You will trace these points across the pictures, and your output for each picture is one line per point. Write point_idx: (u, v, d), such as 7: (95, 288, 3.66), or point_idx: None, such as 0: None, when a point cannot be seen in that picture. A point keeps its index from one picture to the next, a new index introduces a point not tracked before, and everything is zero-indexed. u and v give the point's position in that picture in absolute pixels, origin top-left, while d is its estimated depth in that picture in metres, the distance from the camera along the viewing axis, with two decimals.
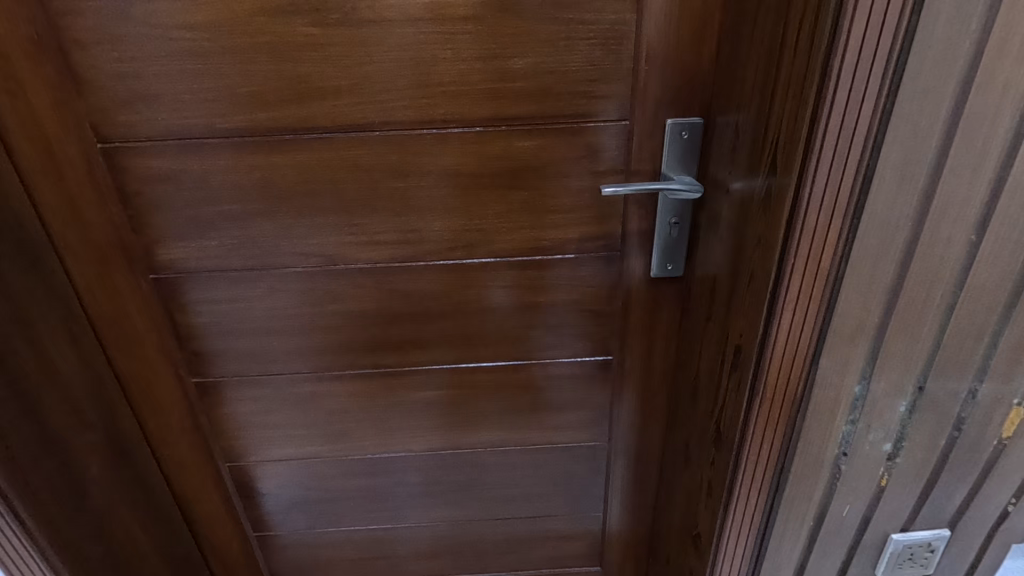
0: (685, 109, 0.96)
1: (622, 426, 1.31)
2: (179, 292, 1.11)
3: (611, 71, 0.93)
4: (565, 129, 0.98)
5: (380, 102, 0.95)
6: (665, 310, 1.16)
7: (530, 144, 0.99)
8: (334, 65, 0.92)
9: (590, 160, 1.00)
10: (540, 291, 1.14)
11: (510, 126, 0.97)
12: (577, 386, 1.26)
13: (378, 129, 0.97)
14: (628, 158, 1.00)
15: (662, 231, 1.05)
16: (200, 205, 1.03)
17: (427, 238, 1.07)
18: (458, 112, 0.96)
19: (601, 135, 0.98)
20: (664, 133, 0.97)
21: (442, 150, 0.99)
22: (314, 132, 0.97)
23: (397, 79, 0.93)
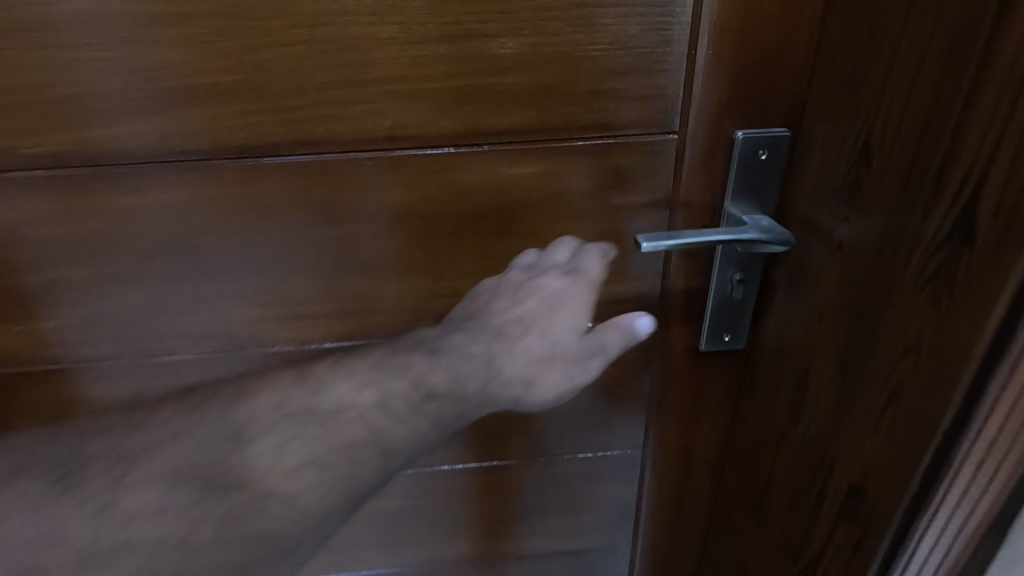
0: (766, 116, 0.62)
1: (650, 535, 0.98)
2: (7, 392, 0.75)
3: (652, 58, 0.60)
4: (581, 147, 0.64)
5: (290, 110, 0.60)
6: (715, 393, 0.83)
7: (527, 170, 0.65)
8: (209, 50, 0.57)
9: (617, 191, 0.67)
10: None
11: (496, 144, 0.63)
12: (591, 485, 0.94)
13: (290, 152, 0.62)
14: (673, 189, 0.67)
15: (724, 293, 0.72)
16: (17, 269, 0.66)
17: (376, 308, 0.72)
18: (413, 125, 0.61)
19: (634, 156, 0.65)
20: (730, 152, 0.64)
21: (393, 183, 0.64)
22: (187, 158, 0.62)
23: (313, 72, 0.58)
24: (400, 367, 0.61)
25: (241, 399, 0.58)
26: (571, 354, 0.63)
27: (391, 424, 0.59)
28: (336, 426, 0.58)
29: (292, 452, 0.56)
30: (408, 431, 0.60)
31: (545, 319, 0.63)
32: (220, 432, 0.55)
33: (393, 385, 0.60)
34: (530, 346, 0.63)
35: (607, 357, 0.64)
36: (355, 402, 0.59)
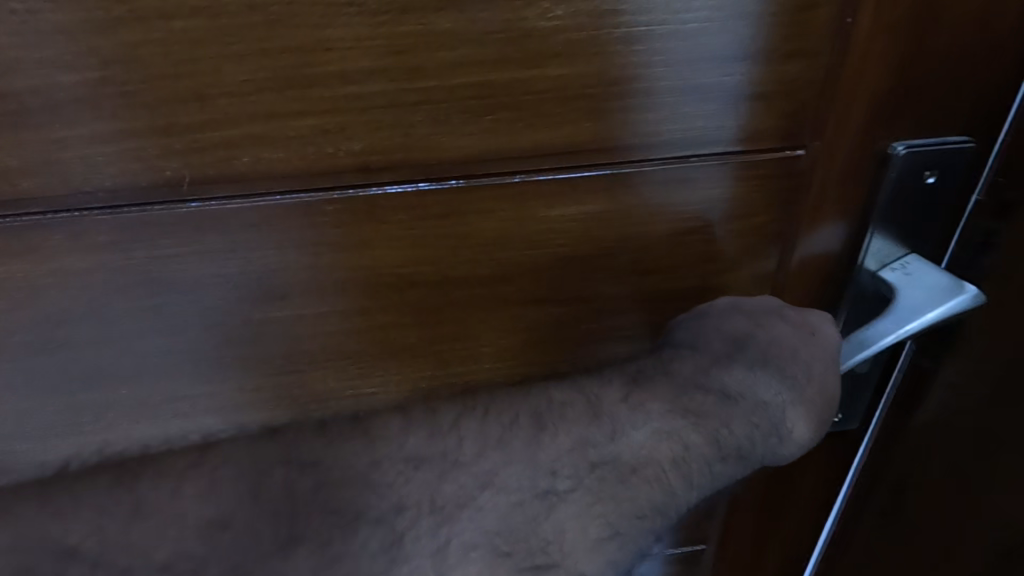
0: (939, 121, 0.42)
1: None
2: None
3: (783, 32, 0.37)
4: (662, 174, 0.41)
5: (194, 128, 0.36)
6: (810, 485, 0.60)
7: (579, 210, 0.42)
8: (35, 30, 0.33)
9: (706, 238, 0.44)
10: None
11: (535, 173, 0.40)
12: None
13: (195, 199, 0.38)
14: (790, 231, 0.45)
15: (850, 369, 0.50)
16: None
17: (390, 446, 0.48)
18: (402, 148, 0.38)
19: (739, 185, 0.42)
20: (884, 172, 0.43)
21: (370, 237, 0.41)
22: (26, 209, 0.37)
23: (227, 64, 0.34)
24: (701, 407, 0.44)
25: (539, 439, 0.42)
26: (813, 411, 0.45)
27: (675, 492, 0.44)
28: (609, 484, 0.43)
29: (578, 514, 0.42)
30: (683, 494, 0.45)
31: (825, 377, 0.45)
32: (522, 435, 0.42)
33: (693, 438, 0.44)
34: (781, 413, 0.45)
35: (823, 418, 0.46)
36: (656, 452, 0.44)
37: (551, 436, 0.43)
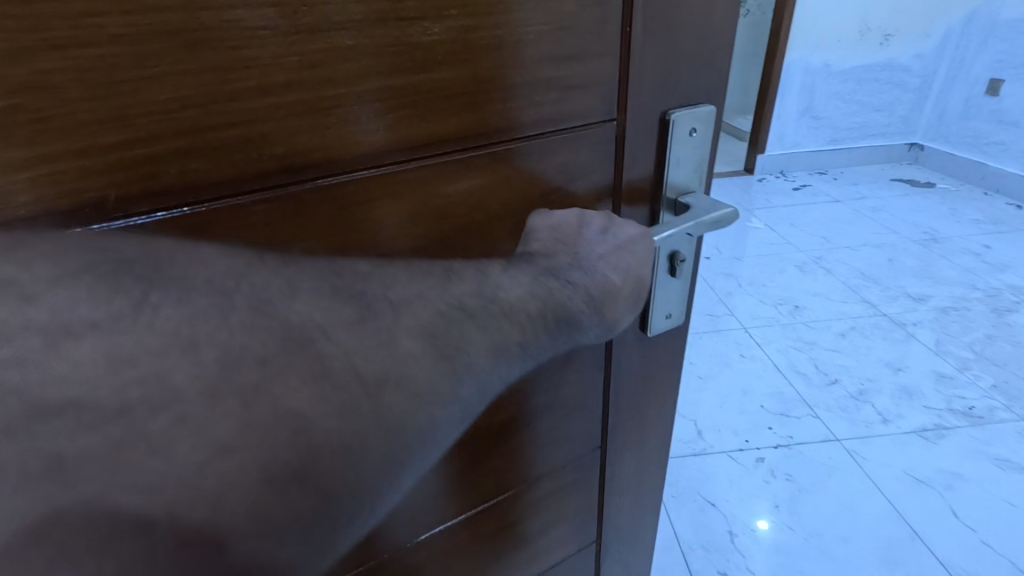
0: (694, 93, 0.60)
1: (620, 521, 0.85)
2: None
3: (593, 38, 0.51)
4: (524, 148, 0.53)
5: (116, 151, 0.38)
6: (665, 370, 0.74)
7: (468, 185, 0.52)
8: None
9: (559, 193, 0.57)
10: (502, 407, 0.61)
11: (432, 157, 0.49)
12: (553, 516, 0.77)
13: (119, 216, 0.40)
14: (618, 181, 0.60)
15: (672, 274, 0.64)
16: None
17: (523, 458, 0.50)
18: (321, 147, 0.44)
19: (575, 152, 0.56)
20: (664, 131, 0.59)
21: (294, 232, 0.46)
22: None
23: (145, 85, 0.37)
24: (553, 272, 0.50)
25: (447, 282, 0.45)
26: (625, 294, 0.54)
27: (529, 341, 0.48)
28: (494, 317, 0.46)
29: (479, 336, 0.45)
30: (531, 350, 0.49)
31: (639, 270, 0.54)
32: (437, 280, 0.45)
33: (550, 293, 0.49)
34: (615, 292, 0.53)
35: (635, 301, 0.55)
36: (523, 300, 0.47)
37: None
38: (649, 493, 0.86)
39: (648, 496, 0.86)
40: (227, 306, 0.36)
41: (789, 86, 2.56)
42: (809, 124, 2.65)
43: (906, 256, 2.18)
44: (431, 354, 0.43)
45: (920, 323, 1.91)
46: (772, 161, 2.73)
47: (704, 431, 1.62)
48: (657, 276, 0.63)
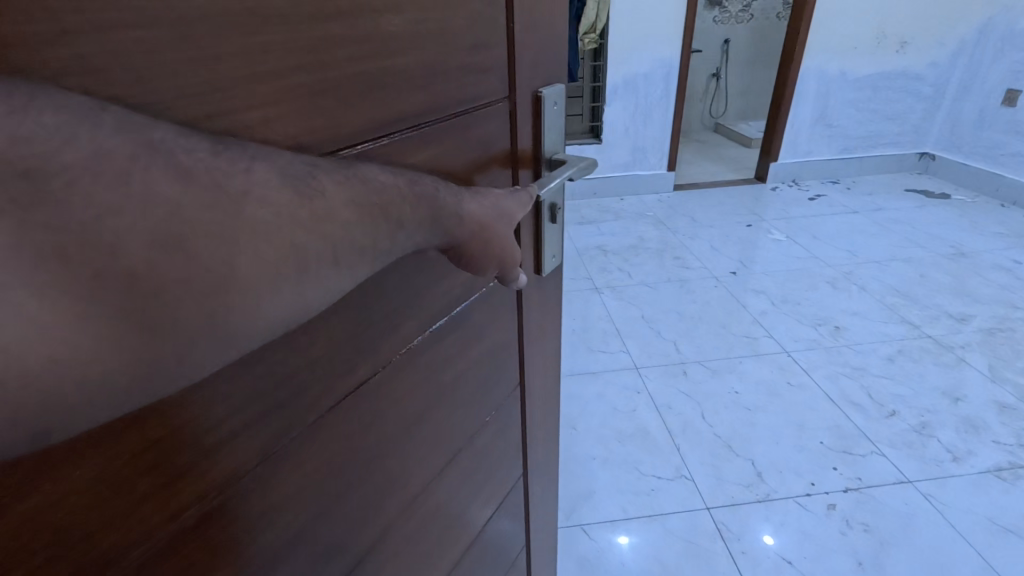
0: (554, 67, 0.49)
1: (540, 482, 0.75)
2: None
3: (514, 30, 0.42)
4: (454, 121, 0.38)
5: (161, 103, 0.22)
6: (551, 317, 0.65)
7: (427, 158, 0.36)
8: None
9: (473, 167, 0.42)
10: (395, 381, 0.42)
11: (390, 135, 0.33)
12: (483, 496, 0.61)
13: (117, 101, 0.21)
14: (513, 152, 0.46)
15: (543, 219, 0.54)
16: None
17: (406, 389, 0.43)
18: (346, 132, 0.30)
19: (487, 122, 0.42)
20: (530, 107, 0.46)
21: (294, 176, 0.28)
22: None
23: (195, 29, 0.23)
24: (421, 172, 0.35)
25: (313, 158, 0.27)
26: (495, 224, 0.39)
27: (385, 228, 0.30)
28: (361, 187, 0.28)
29: (346, 190, 0.27)
30: (392, 240, 0.31)
31: (512, 208, 0.41)
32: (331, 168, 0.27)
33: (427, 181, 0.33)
34: (477, 222, 0.37)
35: (505, 243, 0.41)
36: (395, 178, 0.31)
37: (404, 314, 0.41)
38: (556, 450, 0.76)
39: (553, 455, 0.76)
40: (95, 120, 0.20)
41: (804, 92, 2.52)
42: (822, 130, 2.61)
43: (915, 246, 2.03)
44: (348, 222, 0.27)
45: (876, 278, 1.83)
46: (784, 168, 2.68)
47: (780, 469, 1.11)
48: (540, 219, 0.54)
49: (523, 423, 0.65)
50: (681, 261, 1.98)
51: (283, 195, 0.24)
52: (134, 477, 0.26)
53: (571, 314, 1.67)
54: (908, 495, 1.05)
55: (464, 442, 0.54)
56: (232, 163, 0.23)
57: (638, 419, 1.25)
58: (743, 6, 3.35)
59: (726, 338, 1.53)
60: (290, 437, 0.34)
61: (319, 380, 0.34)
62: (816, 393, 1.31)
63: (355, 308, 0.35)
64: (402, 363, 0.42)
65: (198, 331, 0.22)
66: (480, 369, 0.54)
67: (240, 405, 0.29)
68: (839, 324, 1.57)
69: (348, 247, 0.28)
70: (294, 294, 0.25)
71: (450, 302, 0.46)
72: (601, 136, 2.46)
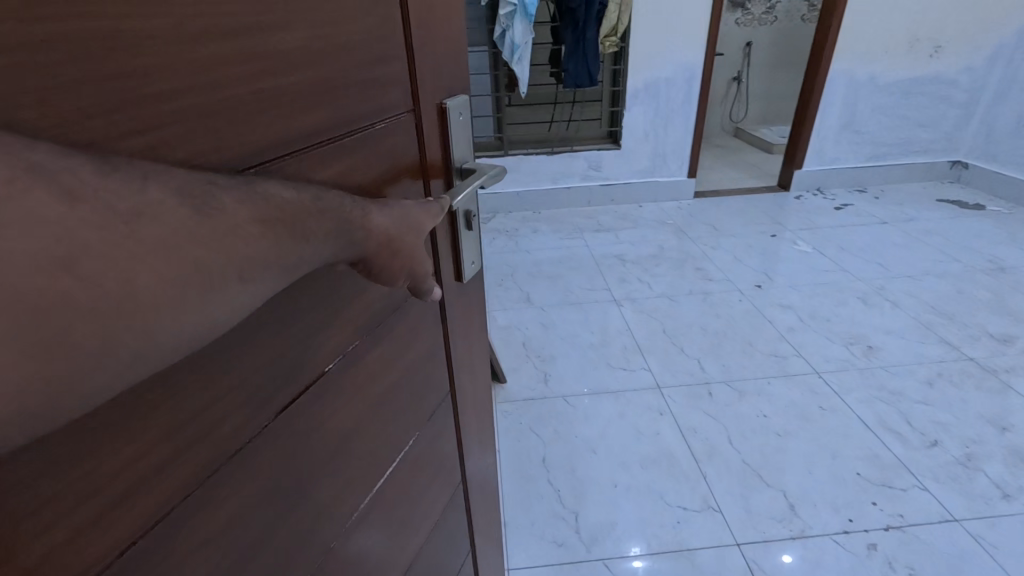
0: (457, 80, 0.47)
1: (483, 490, 0.71)
2: None
3: (425, 48, 0.41)
4: (359, 133, 0.36)
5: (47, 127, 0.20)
6: (479, 321, 0.62)
7: (331, 173, 0.34)
8: None
9: (386, 180, 0.39)
10: (319, 400, 0.38)
11: (295, 153, 0.31)
12: (419, 516, 0.56)
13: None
14: (423, 162, 0.44)
15: (460, 226, 0.51)
16: None
17: (333, 410, 0.40)
18: (252, 152, 0.28)
19: (397, 134, 0.40)
20: (434, 120, 0.44)
21: None
22: None
23: (87, 45, 0.21)
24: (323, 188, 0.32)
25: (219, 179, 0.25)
26: (407, 235, 0.35)
27: (292, 247, 0.27)
28: (263, 206, 0.25)
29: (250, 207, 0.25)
30: (297, 260, 0.28)
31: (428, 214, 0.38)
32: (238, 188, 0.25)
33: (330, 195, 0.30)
34: (386, 235, 0.34)
35: (418, 254, 0.37)
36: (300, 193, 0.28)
37: (325, 330, 0.37)
38: (492, 453, 0.73)
39: (492, 458, 0.73)
40: None
41: (831, 98, 2.43)
42: (850, 137, 2.52)
43: (951, 258, 1.94)
44: (251, 238, 0.25)
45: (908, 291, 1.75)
46: (809, 176, 2.60)
47: (809, 501, 1.05)
48: (456, 228, 0.51)
49: (460, 431, 0.62)
50: (703, 272, 1.91)
51: (180, 215, 0.22)
52: (18, 543, 0.22)
53: (589, 328, 1.61)
54: (956, 535, 0.97)
55: (398, 456, 0.50)
56: (117, 187, 0.20)
57: (662, 443, 1.19)
58: (766, 9, 3.28)
59: (754, 356, 1.46)
60: (211, 472, 0.30)
61: (235, 411, 0.31)
62: (850, 418, 1.24)
63: (268, 328, 0.32)
64: (328, 383, 0.39)
65: (91, 358, 0.20)
66: (411, 380, 0.50)
67: (151, 441, 0.26)
68: (872, 343, 1.49)
69: (249, 262, 0.25)
70: (196, 315, 0.23)
71: (371, 315, 0.42)
72: (619, 141, 2.40)
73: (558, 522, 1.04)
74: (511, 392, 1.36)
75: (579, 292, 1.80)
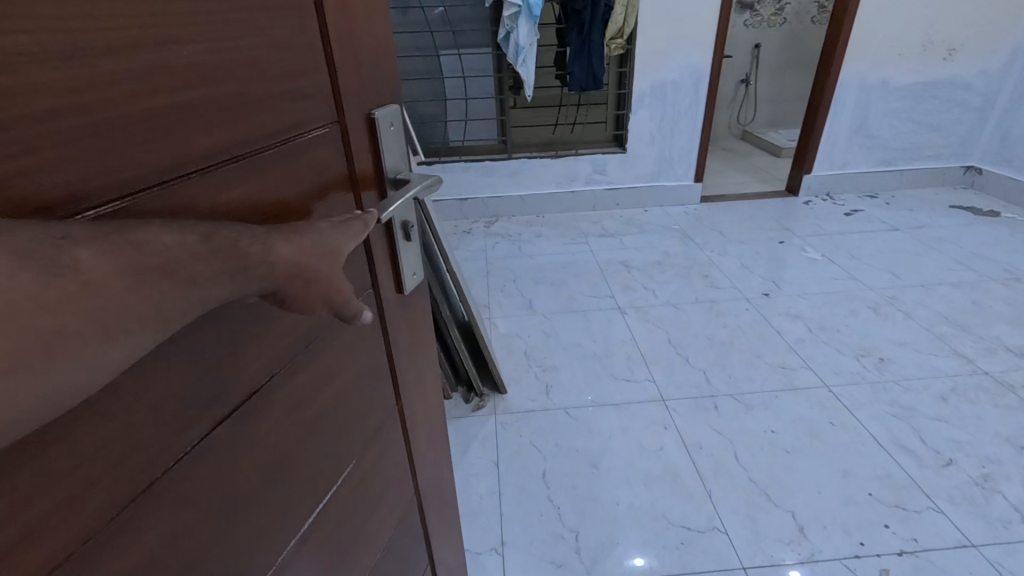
0: (390, 89, 0.46)
1: (435, 498, 0.71)
2: None
3: (351, 57, 0.40)
4: (276, 148, 0.34)
5: None
6: (426, 333, 0.62)
7: (241, 190, 0.32)
8: None
9: (309, 196, 0.38)
10: (246, 428, 0.37)
11: (198, 172, 0.29)
12: (366, 534, 0.56)
13: None
14: (352, 174, 0.42)
15: (399, 237, 0.50)
16: None
17: (261, 437, 0.38)
18: (140, 178, 0.26)
19: (320, 148, 0.38)
20: (366, 130, 0.43)
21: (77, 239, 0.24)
22: None
23: None
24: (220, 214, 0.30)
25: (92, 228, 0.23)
26: (318, 258, 0.33)
27: (179, 293, 0.26)
28: (139, 252, 0.24)
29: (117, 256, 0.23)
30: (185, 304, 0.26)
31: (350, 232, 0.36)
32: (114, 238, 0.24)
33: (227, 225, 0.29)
34: (294, 264, 0.31)
35: (333, 277, 0.34)
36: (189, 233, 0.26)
37: (247, 357, 0.36)
38: (445, 460, 0.73)
39: (445, 465, 0.73)
40: None
41: (842, 102, 2.38)
42: (860, 142, 2.47)
43: (962, 267, 1.89)
44: (122, 291, 0.23)
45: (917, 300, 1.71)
46: (819, 181, 2.55)
47: (817, 523, 1.01)
48: (394, 241, 0.50)
49: (408, 445, 0.62)
50: (709, 280, 1.87)
51: (32, 278, 0.20)
52: None
53: (591, 336, 1.58)
54: (974, 563, 0.93)
55: (340, 477, 0.50)
56: None
57: (666, 459, 1.16)
58: (775, 10, 3.22)
59: (762, 369, 1.42)
60: (115, 515, 0.29)
61: (144, 448, 0.29)
62: (861, 435, 1.19)
63: (172, 363, 0.30)
64: (254, 409, 0.37)
65: None
66: (349, 398, 0.49)
67: (36, 491, 0.24)
68: (884, 355, 1.45)
69: (120, 324, 0.23)
70: (56, 377, 0.22)
71: (301, 338, 0.41)
72: (625, 144, 2.36)
73: (558, 542, 1.00)
74: (511, 404, 1.33)
75: (582, 299, 1.77)
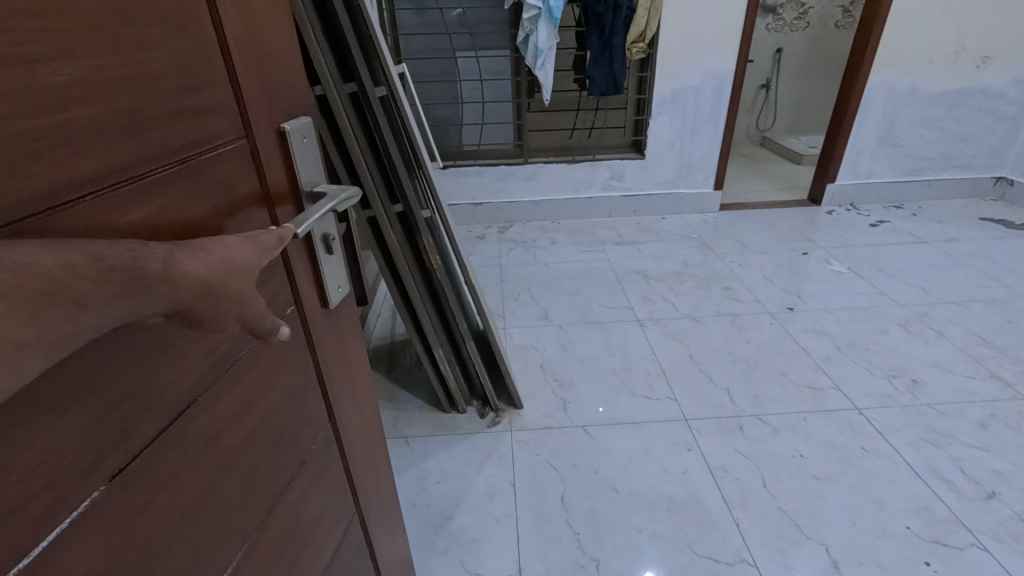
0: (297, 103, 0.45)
1: (377, 517, 0.69)
2: None
3: (256, 73, 0.39)
4: (180, 166, 0.33)
5: None
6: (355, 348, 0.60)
7: (140, 212, 0.30)
8: None
9: (219, 214, 0.37)
10: (167, 460, 0.35)
11: (91, 193, 0.28)
12: (304, 562, 0.53)
13: None
14: (266, 190, 0.41)
15: (320, 250, 0.49)
16: None
17: (186, 467, 0.37)
18: (25, 203, 0.25)
19: (230, 164, 0.37)
20: (274, 143, 0.42)
21: None
22: None
23: None
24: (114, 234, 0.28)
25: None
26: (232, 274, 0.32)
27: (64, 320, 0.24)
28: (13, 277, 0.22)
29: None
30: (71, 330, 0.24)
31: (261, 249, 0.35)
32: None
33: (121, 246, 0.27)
34: (203, 283, 0.30)
35: (247, 295, 0.33)
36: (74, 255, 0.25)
37: (154, 387, 0.33)
38: (387, 477, 0.72)
39: (386, 482, 0.72)
40: None
41: (868, 109, 2.31)
42: (886, 151, 2.40)
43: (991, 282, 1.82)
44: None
45: (946, 317, 1.64)
46: (842, 191, 2.48)
47: (851, 558, 0.96)
48: (315, 254, 0.48)
49: (346, 465, 0.60)
50: (729, 292, 1.81)
51: None
52: None
53: (609, 349, 1.53)
54: None
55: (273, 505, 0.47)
56: None
57: (691, 484, 1.10)
58: (798, 14, 3.16)
59: (787, 388, 1.36)
60: (17, 568, 0.27)
61: (50, 485, 0.28)
62: (896, 463, 1.14)
63: (62, 399, 0.28)
64: (175, 437, 0.35)
65: None
66: (279, 419, 0.47)
67: None
68: (916, 376, 1.39)
69: None
70: None
71: (218, 362, 0.39)
72: (643, 150, 2.31)
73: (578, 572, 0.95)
74: (526, 420, 1.29)
75: (599, 310, 1.72)
